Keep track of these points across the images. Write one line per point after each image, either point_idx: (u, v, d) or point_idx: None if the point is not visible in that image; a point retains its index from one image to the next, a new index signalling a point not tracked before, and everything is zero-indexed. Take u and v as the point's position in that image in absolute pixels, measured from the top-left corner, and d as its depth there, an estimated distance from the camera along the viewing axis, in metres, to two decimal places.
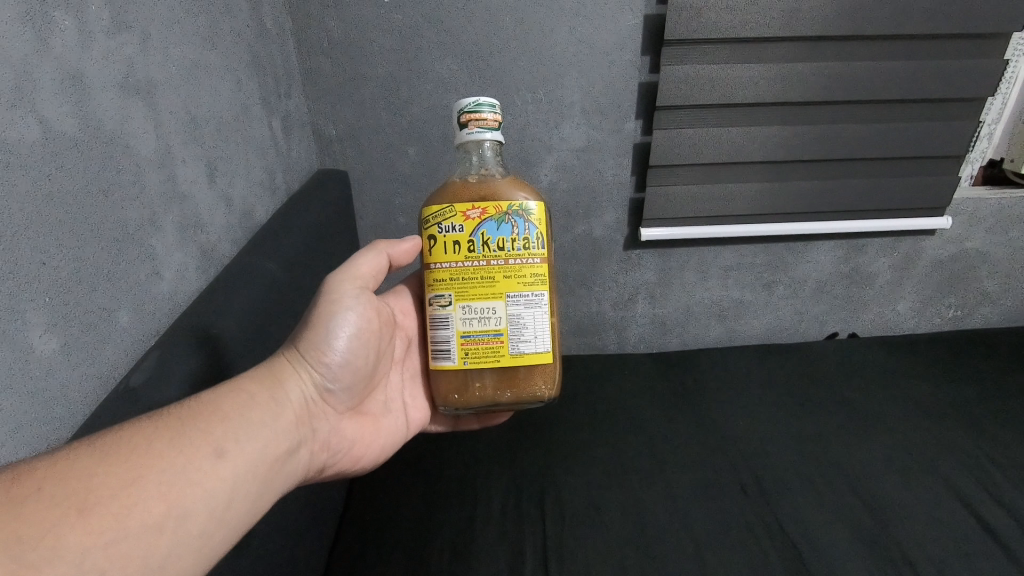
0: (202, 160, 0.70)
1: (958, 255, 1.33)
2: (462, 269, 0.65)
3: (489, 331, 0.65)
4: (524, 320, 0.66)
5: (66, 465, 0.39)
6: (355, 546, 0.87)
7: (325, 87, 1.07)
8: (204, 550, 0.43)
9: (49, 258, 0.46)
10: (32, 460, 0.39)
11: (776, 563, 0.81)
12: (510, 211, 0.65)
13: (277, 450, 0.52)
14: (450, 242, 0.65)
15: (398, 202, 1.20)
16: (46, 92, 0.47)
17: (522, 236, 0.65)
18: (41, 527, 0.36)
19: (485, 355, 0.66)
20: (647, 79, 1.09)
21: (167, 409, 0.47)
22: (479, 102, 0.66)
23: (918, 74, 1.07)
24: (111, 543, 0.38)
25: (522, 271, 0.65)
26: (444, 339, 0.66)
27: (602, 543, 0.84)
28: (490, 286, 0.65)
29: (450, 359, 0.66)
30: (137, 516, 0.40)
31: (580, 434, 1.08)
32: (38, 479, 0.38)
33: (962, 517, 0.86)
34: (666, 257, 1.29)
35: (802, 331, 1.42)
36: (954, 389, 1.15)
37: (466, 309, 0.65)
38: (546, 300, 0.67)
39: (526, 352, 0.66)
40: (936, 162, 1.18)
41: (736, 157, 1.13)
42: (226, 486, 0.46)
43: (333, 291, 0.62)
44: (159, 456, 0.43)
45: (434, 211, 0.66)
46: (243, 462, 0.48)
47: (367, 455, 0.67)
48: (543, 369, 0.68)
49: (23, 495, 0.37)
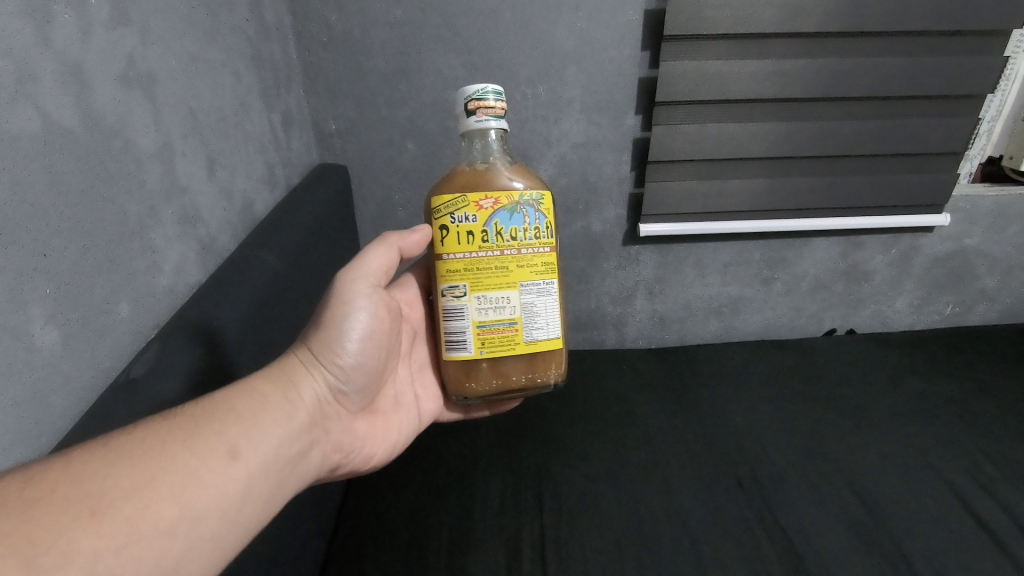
0: (202, 153, 0.70)
1: (956, 252, 1.34)
2: (477, 260, 0.65)
3: (504, 320, 0.66)
4: (537, 308, 0.67)
5: (79, 467, 0.40)
6: (354, 538, 0.88)
7: (324, 81, 1.07)
8: (217, 551, 0.44)
9: (50, 250, 0.47)
10: (45, 461, 0.39)
11: (772, 556, 0.81)
12: (521, 200, 0.66)
13: (288, 451, 0.52)
14: (464, 232, 0.65)
15: (397, 196, 1.20)
16: (46, 85, 0.47)
17: (533, 226, 0.66)
18: (55, 530, 0.36)
19: (501, 344, 0.67)
20: (647, 74, 1.09)
21: (180, 409, 0.48)
22: (485, 89, 0.66)
23: (918, 71, 1.07)
24: (123, 547, 0.38)
25: (534, 260, 0.67)
26: (459, 329, 0.67)
27: (599, 537, 0.85)
28: (504, 276, 0.66)
29: (466, 349, 0.67)
30: (151, 519, 0.40)
31: (578, 428, 1.08)
32: (50, 481, 0.38)
33: (957, 513, 0.87)
34: (665, 253, 1.29)
35: (800, 327, 1.43)
36: (950, 386, 1.16)
37: (482, 299, 0.66)
38: (556, 287, 0.68)
39: (540, 339, 0.68)
40: (935, 159, 1.18)
41: (736, 153, 1.13)
42: (240, 487, 0.46)
43: (344, 291, 0.63)
44: (173, 457, 0.43)
45: (445, 201, 0.65)
46: (256, 464, 0.48)
47: (378, 453, 0.68)
48: (553, 354, 0.70)
49: (36, 497, 0.37)
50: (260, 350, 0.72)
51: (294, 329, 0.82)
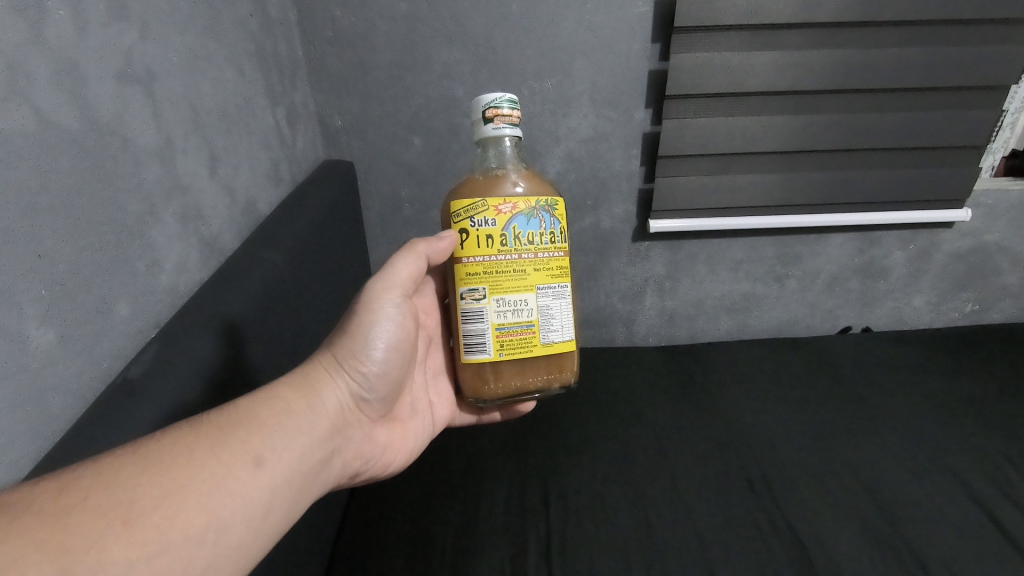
0: (204, 151, 0.69)
1: (977, 248, 1.30)
2: (497, 263, 0.63)
3: (523, 322, 0.64)
4: (553, 310, 0.66)
5: (109, 474, 0.39)
6: (360, 537, 0.87)
7: (330, 77, 1.07)
8: (243, 559, 0.43)
9: (45, 250, 0.46)
10: (75, 470, 0.39)
11: (782, 559, 0.80)
12: (538, 205, 0.64)
13: (312, 459, 0.52)
14: (483, 236, 0.63)
15: (404, 193, 1.19)
16: (40, 83, 0.46)
17: (549, 231, 0.65)
18: (87, 539, 0.36)
19: (519, 346, 0.65)
20: (658, 66, 1.07)
21: (204, 416, 0.47)
22: (502, 97, 0.65)
23: (937, 61, 1.04)
24: (154, 556, 0.37)
25: (550, 263, 0.65)
26: (477, 332, 0.65)
27: (606, 538, 0.84)
28: (522, 279, 0.64)
29: (484, 352, 0.65)
30: (179, 531, 0.39)
31: (585, 427, 1.07)
32: (82, 489, 0.38)
33: (974, 515, 0.85)
34: (676, 249, 1.27)
35: (814, 325, 1.40)
36: (969, 385, 1.13)
37: (501, 302, 0.64)
38: (570, 290, 0.68)
39: (555, 341, 0.66)
40: (955, 152, 1.14)
41: (749, 147, 1.10)
42: (265, 495, 0.46)
43: (372, 300, 0.62)
44: (199, 465, 0.43)
45: (466, 205, 0.64)
46: (281, 472, 0.48)
47: (396, 459, 0.68)
48: (567, 356, 0.69)
49: (68, 506, 0.37)
50: (264, 352, 0.71)
51: (299, 329, 0.82)
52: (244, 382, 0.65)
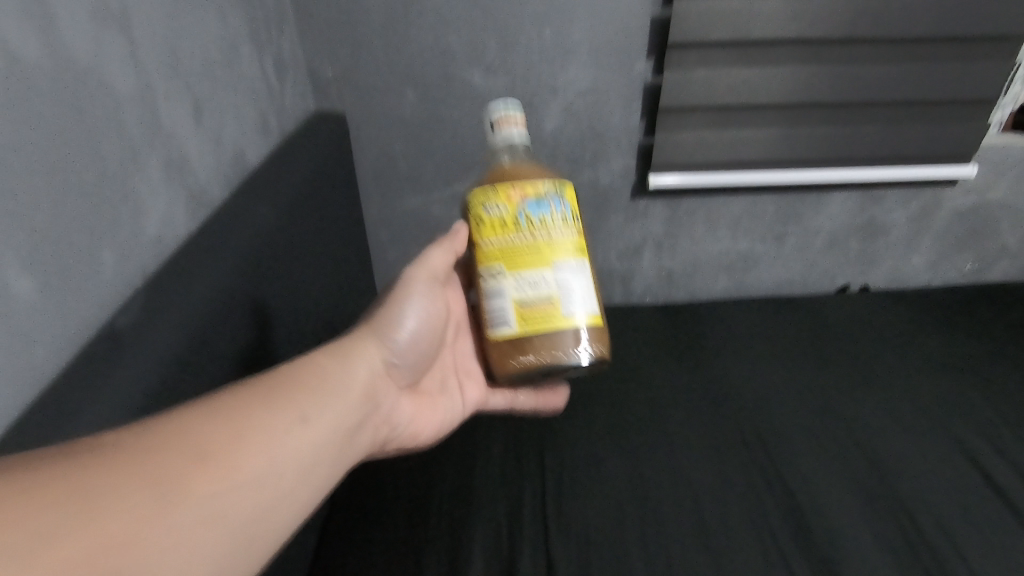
0: (187, 97, 0.67)
1: (980, 206, 1.28)
2: (512, 243, 0.61)
3: (543, 296, 0.61)
4: (574, 286, 0.62)
5: (139, 434, 0.39)
6: (359, 489, 0.89)
7: (318, 24, 1.02)
8: (265, 529, 0.42)
9: (20, 192, 0.44)
10: (104, 432, 0.38)
11: (776, 514, 0.82)
12: (548, 187, 0.63)
13: (338, 434, 0.52)
14: (495, 218, 0.62)
15: (397, 147, 1.16)
16: (7, 15, 0.43)
17: (561, 211, 0.63)
18: (112, 493, 0.35)
19: (542, 320, 0.61)
20: (660, 14, 1.02)
21: (234, 387, 0.47)
22: (508, 105, 0.71)
23: (951, 9, 1.00)
24: (175, 517, 0.36)
25: (566, 241, 0.63)
26: (497, 309, 0.62)
27: (602, 492, 0.85)
28: (538, 255, 0.61)
29: (507, 328, 0.61)
30: (232, 478, 0.41)
31: (582, 384, 1.07)
32: (111, 446, 0.37)
33: (968, 473, 0.87)
34: (675, 206, 1.25)
35: (812, 284, 1.39)
36: (965, 344, 1.13)
37: (519, 278, 0.61)
38: (590, 266, 0.64)
39: (579, 314, 0.62)
40: (968, 106, 1.11)
41: (752, 100, 1.07)
42: (291, 465, 0.46)
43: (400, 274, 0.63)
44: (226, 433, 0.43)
45: (477, 194, 0.63)
46: (310, 442, 0.48)
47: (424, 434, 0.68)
48: (597, 332, 0.63)
49: (95, 460, 0.36)
50: (258, 307, 0.69)
51: (292, 283, 0.80)
52: (238, 334, 0.64)
